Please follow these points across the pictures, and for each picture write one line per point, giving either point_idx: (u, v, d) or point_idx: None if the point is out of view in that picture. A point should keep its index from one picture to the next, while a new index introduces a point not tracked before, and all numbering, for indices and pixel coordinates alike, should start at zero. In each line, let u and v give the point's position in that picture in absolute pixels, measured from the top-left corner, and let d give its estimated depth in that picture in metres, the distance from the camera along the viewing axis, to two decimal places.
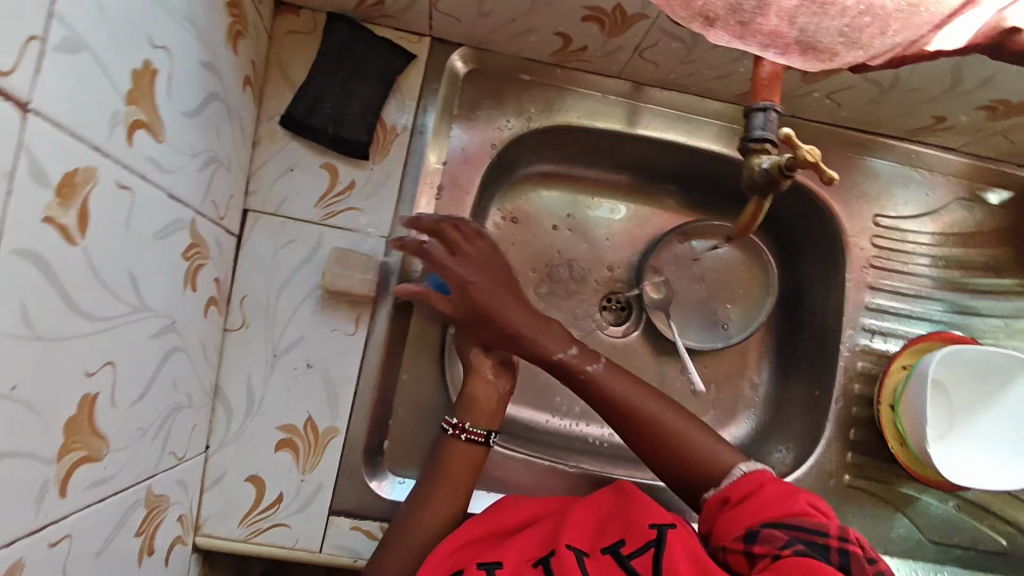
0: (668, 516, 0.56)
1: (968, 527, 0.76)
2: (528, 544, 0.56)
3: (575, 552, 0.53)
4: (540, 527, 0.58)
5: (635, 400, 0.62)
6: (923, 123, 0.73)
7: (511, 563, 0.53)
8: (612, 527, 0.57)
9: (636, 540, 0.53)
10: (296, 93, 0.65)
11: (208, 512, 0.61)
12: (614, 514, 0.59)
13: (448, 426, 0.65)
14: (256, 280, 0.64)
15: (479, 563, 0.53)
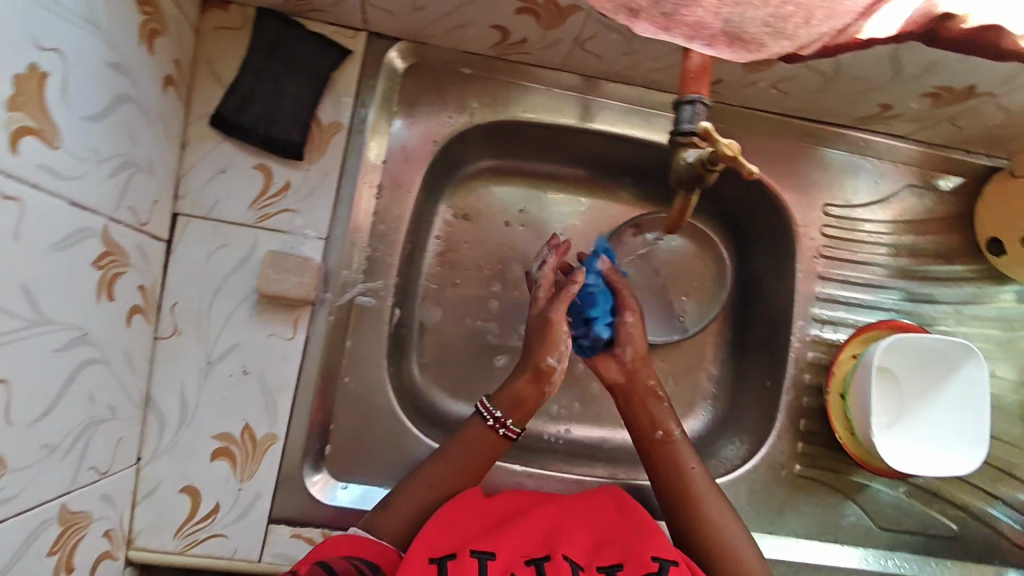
0: (671, 551, 0.59)
1: (919, 512, 0.77)
2: (523, 537, 0.58)
3: (573, 564, 0.55)
4: (536, 522, 0.60)
5: (690, 466, 0.66)
6: (870, 112, 0.73)
7: (504, 555, 0.55)
8: (609, 546, 0.60)
9: (636, 568, 0.57)
10: (226, 92, 0.63)
11: (141, 525, 0.61)
12: (615, 531, 0.62)
13: (488, 416, 0.65)
14: (188, 286, 0.62)
15: (473, 548, 0.55)
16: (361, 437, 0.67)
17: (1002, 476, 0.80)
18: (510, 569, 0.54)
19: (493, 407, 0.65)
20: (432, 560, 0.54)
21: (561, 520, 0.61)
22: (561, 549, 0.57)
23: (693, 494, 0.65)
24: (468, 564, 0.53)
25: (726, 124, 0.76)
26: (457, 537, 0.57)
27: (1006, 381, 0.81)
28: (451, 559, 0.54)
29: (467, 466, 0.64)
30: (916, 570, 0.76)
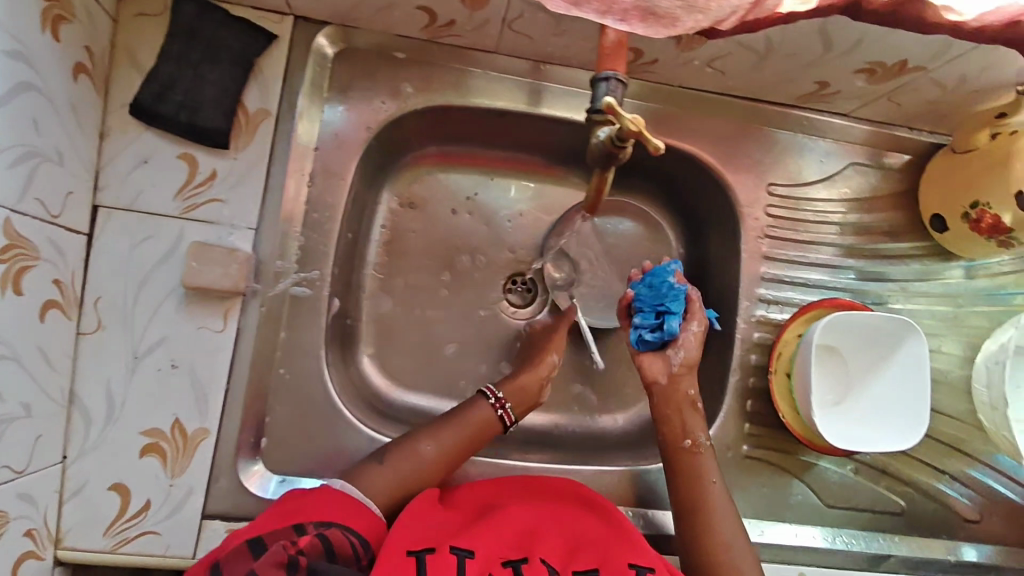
0: (648, 559, 0.57)
1: (866, 489, 0.78)
2: (497, 541, 0.55)
3: (550, 567, 0.53)
4: (507, 525, 0.58)
5: (709, 477, 0.66)
6: (808, 90, 0.72)
7: (482, 555, 0.52)
8: (585, 550, 0.57)
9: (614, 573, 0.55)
10: (145, 79, 0.61)
11: (68, 524, 0.59)
12: (592, 537, 0.60)
13: (490, 395, 0.70)
14: (111, 280, 0.60)
15: (451, 546, 0.52)
16: (298, 430, 0.66)
17: (949, 450, 0.81)
18: (487, 568, 0.51)
19: (497, 390, 0.71)
20: (411, 552, 0.50)
21: (536, 526, 0.59)
22: (537, 553, 0.55)
23: (707, 502, 0.65)
24: (448, 559, 0.50)
25: (668, 105, 0.75)
26: (433, 535, 0.54)
27: (953, 357, 0.82)
28: (429, 552, 0.51)
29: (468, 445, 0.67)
30: (866, 547, 0.76)
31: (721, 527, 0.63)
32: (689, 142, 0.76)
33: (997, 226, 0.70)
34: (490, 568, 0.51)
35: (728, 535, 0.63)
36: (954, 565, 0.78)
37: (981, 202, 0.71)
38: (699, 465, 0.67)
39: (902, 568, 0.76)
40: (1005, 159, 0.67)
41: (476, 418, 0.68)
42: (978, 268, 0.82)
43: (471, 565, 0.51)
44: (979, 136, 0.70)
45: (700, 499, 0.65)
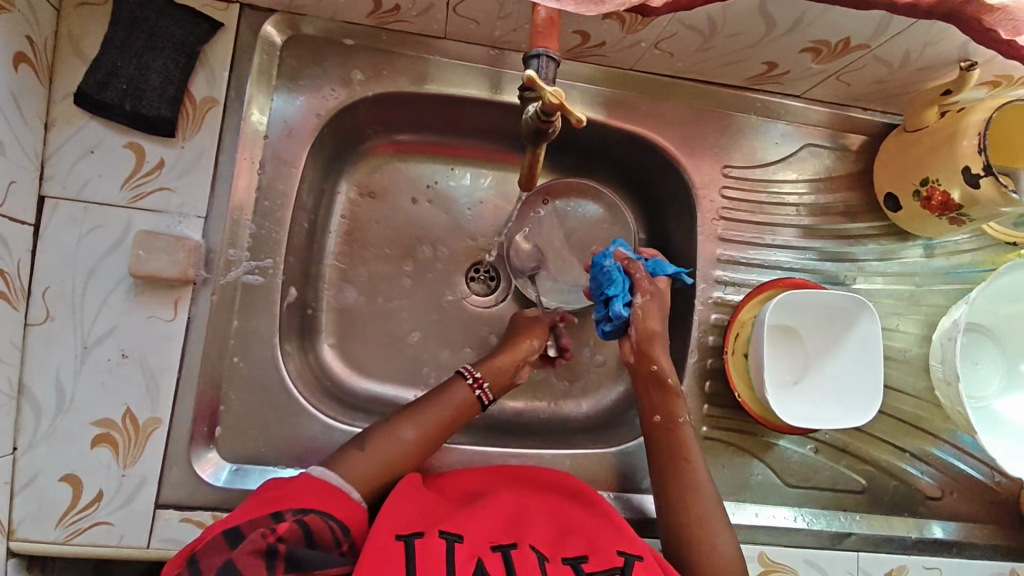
0: (637, 547, 0.57)
1: (826, 467, 0.78)
2: (486, 526, 0.55)
3: (537, 554, 0.53)
4: (494, 512, 0.57)
5: (692, 454, 0.66)
6: (758, 71, 0.73)
7: (470, 539, 0.52)
8: (573, 539, 0.57)
9: (599, 561, 0.54)
10: (89, 68, 0.61)
11: (20, 516, 0.58)
12: (584, 526, 0.59)
13: (469, 375, 0.70)
14: (58, 270, 0.60)
15: (440, 531, 0.52)
16: (253, 418, 0.66)
17: (907, 428, 0.81)
18: (475, 552, 0.51)
19: (475, 370, 0.71)
20: (400, 537, 0.50)
21: (526, 513, 0.59)
22: (525, 540, 0.55)
23: (687, 482, 0.64)
24: (436, 543, 0.50)
25: (621, 90, 0.75)
26: (422, 521, 0.54)
27: (913, 335, 0.82)
28: (419, 537, 0.51)
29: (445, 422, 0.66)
30: (827, 525, 0.75)
31: (701, 506, 0.63)
32: (642, 125, 0.76)
33: (947, 203, 0.71)
34: (480, 553, 0.51)
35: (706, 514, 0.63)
36: (916, 543, 0.77)
37: (931, 178, 0.71)
38: (681, 441, 0.67)
39: (864, 546, 0.75)
40: (951, 137, 0.68)
41: (454, 395, 0.68)
42: (935, 247, 0.82)
43: (460, 550, 0.51)
44: (927, 115, 0.71)
45: (681, 478, 0.65)
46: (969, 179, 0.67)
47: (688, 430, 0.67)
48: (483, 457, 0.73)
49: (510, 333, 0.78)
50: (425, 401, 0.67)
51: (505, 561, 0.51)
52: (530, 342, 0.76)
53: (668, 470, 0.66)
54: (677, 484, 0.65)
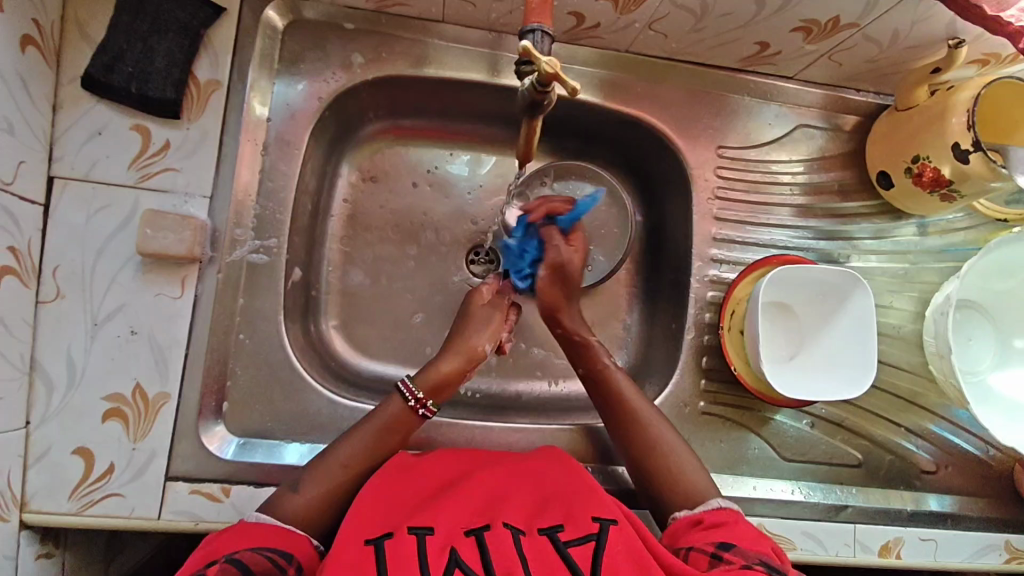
0: (613, 510, 0.56)
1: (822, 442, 0.79)
2: (460, 512, 0.54)
3: (512, 531, 0.52)
4: (469, 496, 0.56)
5: (624, 392, 0.70)
6: (751, 52, 0.74)
7: (443, 529, 0.51)
8: (551, 508, 0.56)
9: (575, 529, 0.53)
10: (95, 51, 0.62)
11: (33, 489, 0.60)
12: (561, 494, 0.58)
13: (411, 397, 0.65)
14: (68, 249, 0.62)
15: (410, 527, 0.51)
16: (261, 392, 0.68)
17: (902, 404, 0.82)
18: (448, 542, 0.50)
19: (414, 387, 0.66)
20: (369, 542, 0.49)
21: (502, 492, 0.58)
22: (500, 519, 0.53)
23: (629, 421, 0.68)
24: (407, 541, 0.49)
25: (616, 72, 0.77)
26: (391, 518, 0.53)
27: (906, 312, 0.83)
28: (389, 538, 0.50)
29: (378, 444, 0.63)
30: (823, 497, 0.76)
31: (650, 436, 0.67)
32: (638, 107, 0.78)
33: (938, 179, 0.72)
34: (453, 541, 0.50)
35: (659, 440, 0.67)
36: (912, 515, 0.78)
37: (921, 156, 0.73)
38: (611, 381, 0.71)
39: (861, 518, 0.76)
40: (941, 115, 0.69)
41: (383, 414, 0.65)
42: (929, 225, 0.84)
43: (432, 543, 0.49)
44: (918, 94, 0.73)
45: (624, 418, 0.69)
46: (959, 156, 0.68)
47: (614, 368, 0.72)
48: (484, 432, 0.75)
49: (459, 328, 0.73)
50: (354, 427, 0.64)
51: (478, 545, 0.49)
52: (480, 349, 0.71)
53: (612, 416, 0.70)
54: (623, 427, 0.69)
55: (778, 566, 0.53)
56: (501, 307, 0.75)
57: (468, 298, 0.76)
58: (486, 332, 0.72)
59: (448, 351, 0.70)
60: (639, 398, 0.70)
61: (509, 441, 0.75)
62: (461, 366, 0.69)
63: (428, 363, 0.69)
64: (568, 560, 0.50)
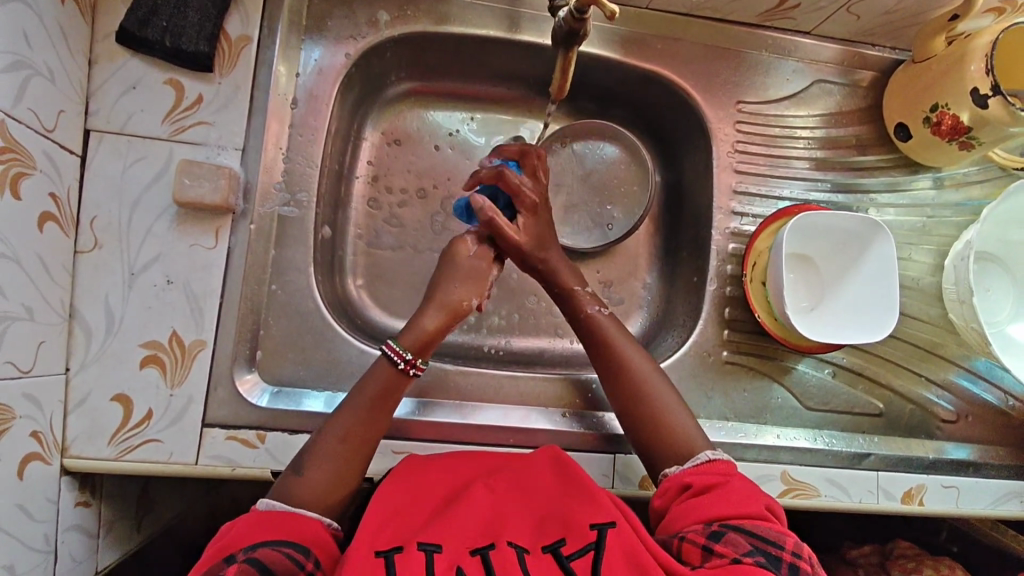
0: (608, 513, 0.55)
1: (844, 392, 0.80)
2: (466, 526, 0.53)
3: (516, 548, 0.51)
4: (474, 508, 0.55)
5: (617, 341, 0.69)
6: (770, 5, 0.75)
7: (450, 547, 0.50)
8: (550, 521, 0.55)
9: (576, 540, 0.52)
10: (130, 7, 0.64)
11: (73, 434, 0.61)
12: (557, 507, 0.57)
13: (401, 361, 0.62)
14: (105, 200, 0.63)
15: (418, 543, 0.50)
16: (293, 342, 0.69)
17: (923, 354, 0.82)
18: (455, 562, 0.49)
19: (402, 350, 0.62)
20: (380, 552, 0.49)
21: (504, 505, 0.57)
22: (504, 536, 0.52)
23: (622, 371, 0.68)
24: (415, 559, 0.48)
25: (636, 28, 0.78)
26: (398, 532, 0.52)
27: (925, 265, 0.84)
28: (398, 551, 0.49)
29: (377, 411, 0.61)
30: (847, 446, 0.76)
31: (643, 387, 0.67)
32: (658, 62, 0.79)
33: (957, 126, 0.73)
34: (458, 560, 0.49)
35: (648, 389, 0.66)
36: (933, 463, 0.78)
37: (940, 105, 0.74)
38: (601, 329, 0.70)
39: (883, 466, 0.76)
40: (959, 62, 0.70)
41: (373, 379, 0.62)
42: (946, 179, 0.84)
43: (439, 561, 0.48)
44: (936, 44, 0.73)
45: (615, 366, 0.68)
46: (978, 101, 0.69)
47: (600, 316, 0.71)
48: (510, 381, 0.76)
49: (442, 276, 0.68)
50: (350, 395, 0.61)
51: (485, 564, 0.48)
52: (465, 305, 0.66)
53: (602, 365, 0.69)
54: (615, 380, 0.68)
55: (771, 534, 0.53)
56: (488, 260, 0.69)
57: (451, 246, 0.69)
58: (472, 285, 0.67)
59: (429, 305, 0.65)
60: (631, 346, 0.69)
61: (535, 393, 0.76)
62: (443, 321, 0.65)
63: (411, 318, 0.65)
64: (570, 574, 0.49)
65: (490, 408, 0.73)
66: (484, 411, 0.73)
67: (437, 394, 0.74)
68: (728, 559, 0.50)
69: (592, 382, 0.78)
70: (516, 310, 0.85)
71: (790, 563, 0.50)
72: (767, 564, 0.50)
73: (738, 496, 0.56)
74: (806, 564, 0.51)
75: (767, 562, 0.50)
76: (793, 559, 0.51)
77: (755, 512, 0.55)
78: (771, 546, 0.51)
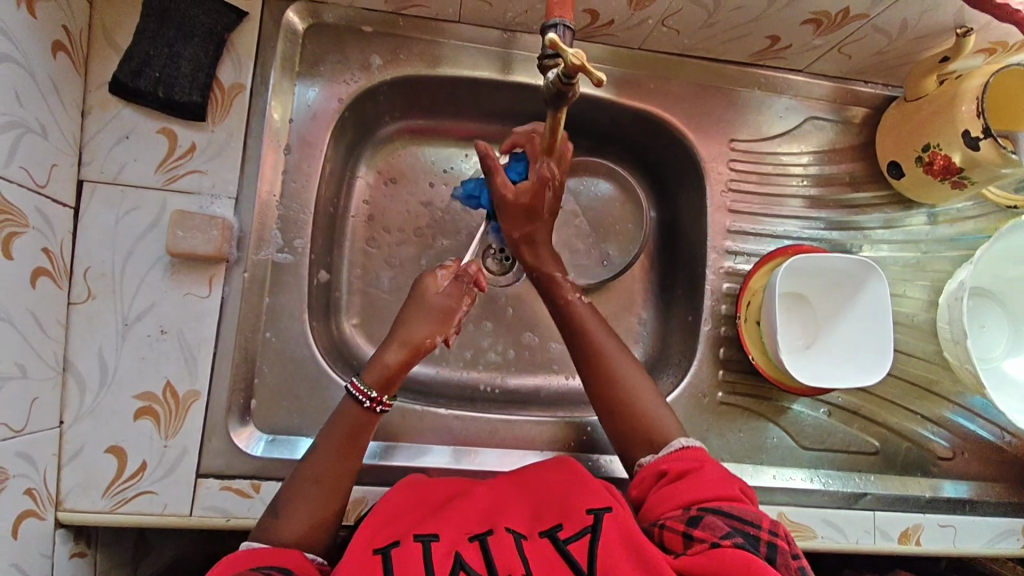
0: (605, 500, 0.55)
1: (840, 430, 0.80)
2: (462, 518, 0.55)
3: (513, 535, 0.52)
4: (466, 504, 0.57)
5: (608, 349, 0.70)
6: (762, 46, 0.76)
7: (448, 535, 0.52)
8: (548, 510, 0.56)
9: (573, 525, 0.53)
10: (122, 57, 0.64)
11: (68, 487, 0.61)
12: (555, 496, 0.57)
13: (365, 399, 0.62)
14: (98, 251, 0.63)
15: (414, 534, 0.52)
16: (286, 389, 0.69)
17: (918, 391, 0.83)
18: (454, 547, 0.50)
19: (366, 387, 0.62)
20: (377, 551, 0.50)
21: (502, 501, 0.58)
22: (500, 523, 0.54)
23: (620, 392, 0.67)
24: (411, 549, 0.50)
25: (628, 68, 0.78)
26: (396, 526, 0.54)
27: (920, 300, 0.84)
28: (395, 547, 0.50)
29: (347, 451, 0.61)
30: (842, 486, 0.76)
31: (644, 413, 0.66)
32: (651, 102, 0.79)
33: (949, 166, 0.73)
34: (457, 545, 0.51)
35: (634, 390, 0.67)
36: (930, 501, 0.78)
37: (932, 144, 0.74)
38: (590, 334, 0.71)
39: (879, 506, 0.77)
40: (951, 102, 0.70)
41: (343, 417, 0.62)
42: (939, 214, 0.84)
43: (437, 548, 0.50)
44: (927, 83, 0.74)
45: (596, 358, 0.69)
46: (969, 142, 0.69)
47: (581, 305, 0.73)
48: (507, 425, 0.76)
49: (404, 317, 0.68)
50: (320, 434, 0.61)
51: (482, 549, 0.50)
52: (427, 341, 0.66)
53: (581, 355, 0.71)
54: (616, 409, 0.67)
55: (749, 514, 0.54)
56: (455, 300, 0.69)
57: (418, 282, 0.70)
58: (435, 324, 0.67)
59: (389, 341, 0.65)
60: (628, 363, 0.69)
61: (531, 435, 0.76)
62: (402, 356, 0.65)
63: (373, 356, 0.65)
64: (568, 557, 0.49)
65: (486, 452, 0.73)
66: (481, 455, 0.73)
67: (432, 437, 0.74)
68: (707, 544, 0.50)
69: (588, 423, 0.78)
70: (512, 347, 0.85)
71: (768, 542, 0.51)
72: (745, 543, 0.50)
73: (714, 480, 0.57)
74: (784, 542, 0.52)
75: (745, 541, 0.50)
76: (771, 538, 0.52)
77: (730, 494, 0.56)
78: (749, 526, 0.52)
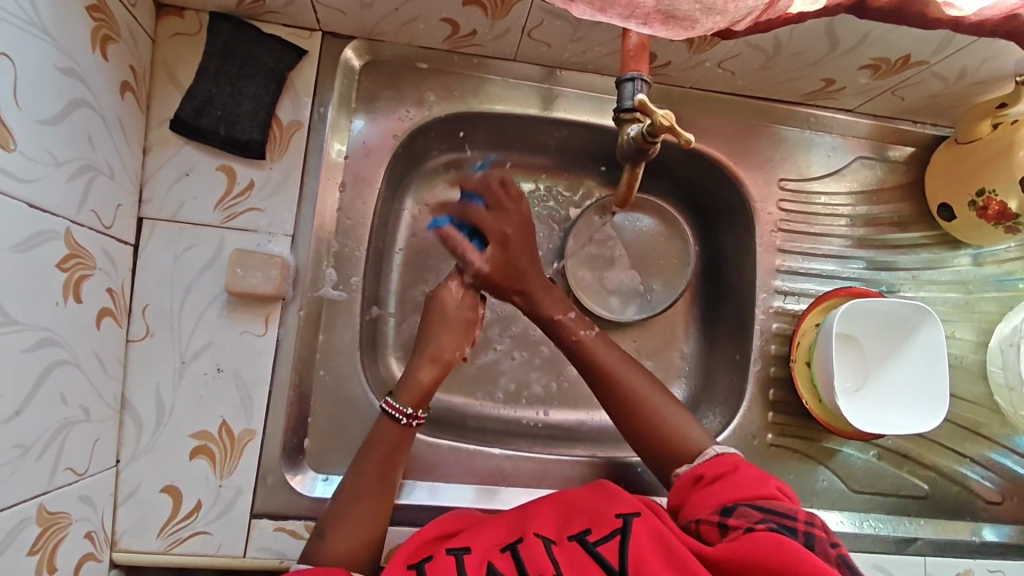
0: (633, 504, 0.57)
1: (889, 473, 0.79)
2: (495, 533, 0.56)
3: (544, 540, 0.54)
4: (499, 522, 0.58)
5: (615, 368, 0.68)
6: (815, 87, 0.75)
7: (479, 548, 0.53)
8: (578, 516, 0.57)
9: (602, 529, 0.54)
10: (184, 95, 0.64)
11: (123, 527, 0.60)
12: (585, 504, 0.59)
13: (402, 416, 0.63)
14: (156, 288, 0.62)
15: (447, 548, 0.54)
16: (338, 428, 0.68)
17: (966, 434, 0.82)
18: (485, 558, 0.52)
19: (403, 405, 0.64)
20: (411, 565, 0.52)
21: (526, 512, 0.59)
22: (531, 530, 0.55)
23: (637, 398, 0.66)
24: (444, 562, 0.52)
25: (680, 107, 0.78)
26: (432, 545, 0.55)
27: (968, 342, 0.83)
28: (428, 561, 0.52)
29: (385, 478, 0.61)
30: (892, 530, 0.76)
31: (660, 420, 0.65)
32: (702, 141, 0.79)
33: (1003, 212, 0.72)
34: (490, 557, 0.52)
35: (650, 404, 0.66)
36: (979, 547, 0.78)
37: (987, 190, 0.72)
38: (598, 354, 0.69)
39: (929, 550, 0.76)
40: (1007, 148, 0.69)
41: (381, 440, 0.62)
42: (986, 255, 0.84)
43: (469, 560, 0.52)
44: (981, 126, 0.72)
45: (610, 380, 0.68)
46: None
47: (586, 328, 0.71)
48: (556, 464, 0.75)
49: (427, 331, 0.69)
50: (359, 458, 0.61)
51: (515, 557, 0.52)
52: (451, 355, 0.68)
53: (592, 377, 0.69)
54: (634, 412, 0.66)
55: (785, 508, 0.54)
56: (471, 308, 0.71)
57: (436, 296, 0.71)
58: (458, 337, 0.69)
59: (418, 358, 0.67)
60: (630, 368, 0.68)
61: (578, 474, 0.75)
62: (435, 373, 0.67)
63: (404, 373, 0.66)
64: (599, 557, 0.51)
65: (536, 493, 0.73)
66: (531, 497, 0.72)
67: (480, 476, 0.73)
68: (742, 530, 0.52)
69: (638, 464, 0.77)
70: (554, 381, 0.84)
71: (805, 532, 0.52)
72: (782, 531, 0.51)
73: (749, 478, 0.58)
74: (821, 531, 0.53)
75: (783, 530, 0.51)
76: (807, 527, 0.53)
77: (767, 492, 0.56)
78: (785, 518, 0.53)
